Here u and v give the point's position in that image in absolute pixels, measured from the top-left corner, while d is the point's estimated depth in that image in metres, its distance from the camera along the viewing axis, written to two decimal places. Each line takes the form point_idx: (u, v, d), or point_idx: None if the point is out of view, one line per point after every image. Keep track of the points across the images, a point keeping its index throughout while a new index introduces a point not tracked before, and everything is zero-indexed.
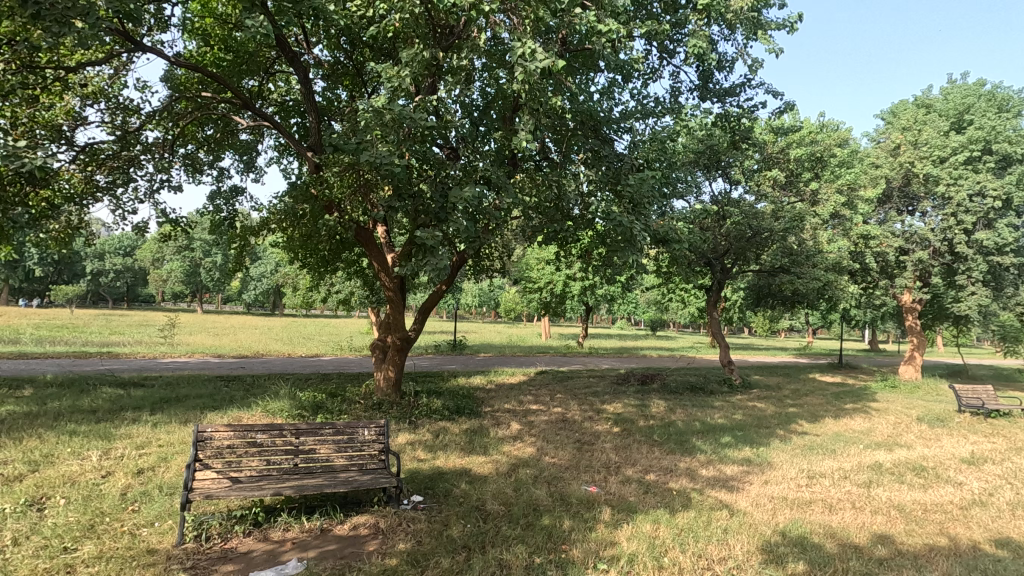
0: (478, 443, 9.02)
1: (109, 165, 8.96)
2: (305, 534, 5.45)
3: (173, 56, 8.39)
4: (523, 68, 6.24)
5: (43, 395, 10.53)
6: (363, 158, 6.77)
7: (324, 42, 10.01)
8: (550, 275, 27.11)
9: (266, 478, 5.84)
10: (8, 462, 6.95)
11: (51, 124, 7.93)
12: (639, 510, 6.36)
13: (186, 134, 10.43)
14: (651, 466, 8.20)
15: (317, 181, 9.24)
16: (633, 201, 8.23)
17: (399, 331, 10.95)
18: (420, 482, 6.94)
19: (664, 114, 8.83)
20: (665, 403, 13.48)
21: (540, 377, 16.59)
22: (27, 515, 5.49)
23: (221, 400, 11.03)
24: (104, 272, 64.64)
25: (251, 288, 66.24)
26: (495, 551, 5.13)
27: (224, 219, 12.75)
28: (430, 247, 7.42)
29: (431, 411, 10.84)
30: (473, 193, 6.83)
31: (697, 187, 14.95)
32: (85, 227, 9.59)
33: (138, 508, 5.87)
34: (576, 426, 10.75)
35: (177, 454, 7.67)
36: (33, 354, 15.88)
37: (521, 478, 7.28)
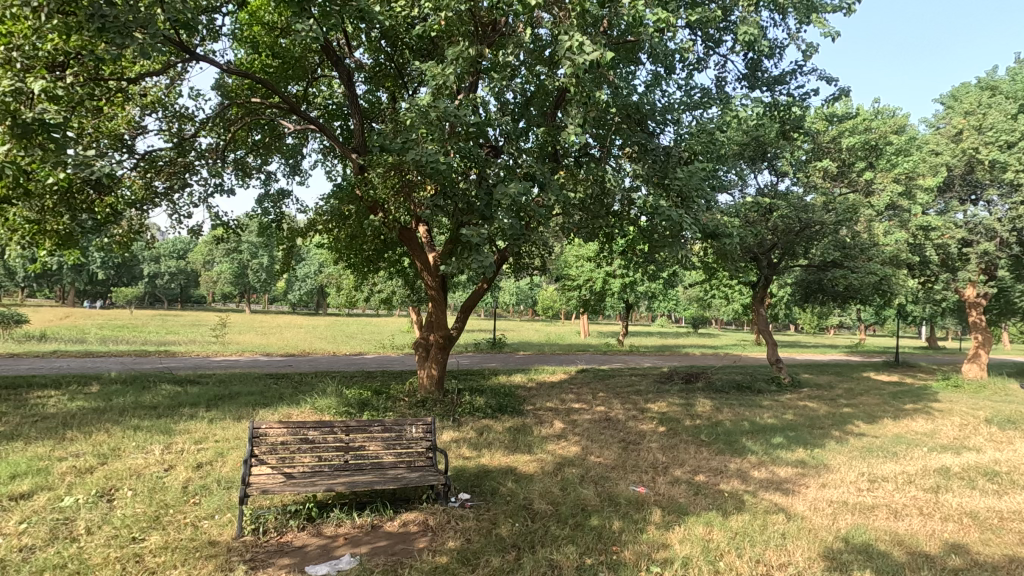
0: (522, 441, 8.99)
1: (166, 171, 9.37)
2: (356, 529, 5.54)
3: (224, 64, 8.62)
4: (571, 61, 6.17)
5: (108, 391, 11.11)
6: (410, 158, 6.83)
7: (364, 45, 10.16)
8: (589, 272, 26.84)
9: (318, 474, 5.95)
10: (79, 455, 7.34)
11: (114, 133, 8.25)
12: (691, 512, 6.19)
13: (237, 139, 10.77)
14: (700, 467, 8.01)
15: (361, 182, 9.37)
16: (680, 194, 8.06)
17: (441, 329, 11.04)
18: (466, 480, 6.96)
19: (712, 105, 8.58)
20: (711, 402, 13.10)
21: (581, 375, 16.45)
22: (98, 505, 5.78)
23: (271, 398, 11.35)
24: (160, 274, 67.83)
25: (297, 288, 68.20)
26: (546, 551, 5.08)
27: (271, 222, 13.11)
28: (476, 246, 7.45)
29: (474, 409, 10.88)
30: (518, 190, 6.81)
31: (743, 179, 14.50)
32: (145, 232, 9.98)
33: (198, 500, 6.10)
34: (621, 425, 10.57)
35: (233, 449, 7.93)
36: (98, 353, 16.80)
37: (568, 477, 7.20)
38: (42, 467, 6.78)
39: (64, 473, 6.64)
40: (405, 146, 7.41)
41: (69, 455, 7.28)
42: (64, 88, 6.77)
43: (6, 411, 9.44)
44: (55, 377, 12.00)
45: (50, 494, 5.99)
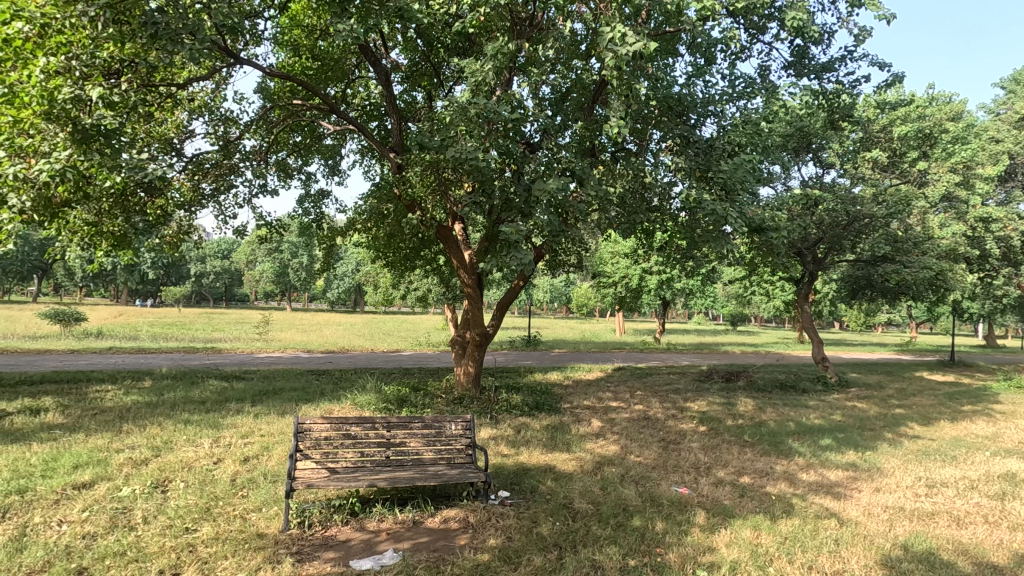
0: (560, 439, 8.92)
1: (213, 173, 9.68)
2: (398, 525, 5.59)
3: (267, 67, 8.82)
4: (613, 53, 6.07)
5: (160, 386, 11.58)
6: (450, 154, 6.84)
7: (401, 45, 10.26)
8: (625, 269, 26.56)
9: (361, 469, 6.03)
10: (135, 447, 7.66)
11: (164, 137, 8.54)
12: (737, 515, 6.01)
13: (279, 141, 11.02)
14: (744, 468, 7.78)
15: (399, 181, 9.44)
16: (724, 187, 7.86)
17: (477, 327, 11.05)
18: (506, 478, 6.96)
19: (757, 95, 8.30)
20: (754, 402, 12.72)
21: (617, 373, 16.23)
22: (154, 496, 6.01)
23: (312, 393, 11.61)
24: (206, 274, 70.43)
25: (335, 287, 69.82)
26: (588, 551, 5.01)
27: (311, 222, 13.39)
28: (515, 242, 7.41)
29: (511, 406, 10.86)
30: (558, 185, 6.73)
31: (787, 171, 14.02)
32: (193, 232, 10.29)
33: (246, 493, 6.26)
34: (659, 425, 10.37)
35: (278, 444, 8.13)
36: (151, 349, 17.55)
37: (608, 477, 7.10)
38: (102, 458, 7.09)
39: (122, 465, 6.92)
40: (444, 143, 7.41)
41: (126, 447, 7.60)
42: (120, 93, 7.02)
43: (68, 404, 9.95)
44: (112, 372, 12.59)
45: (109, 484, 6.26)
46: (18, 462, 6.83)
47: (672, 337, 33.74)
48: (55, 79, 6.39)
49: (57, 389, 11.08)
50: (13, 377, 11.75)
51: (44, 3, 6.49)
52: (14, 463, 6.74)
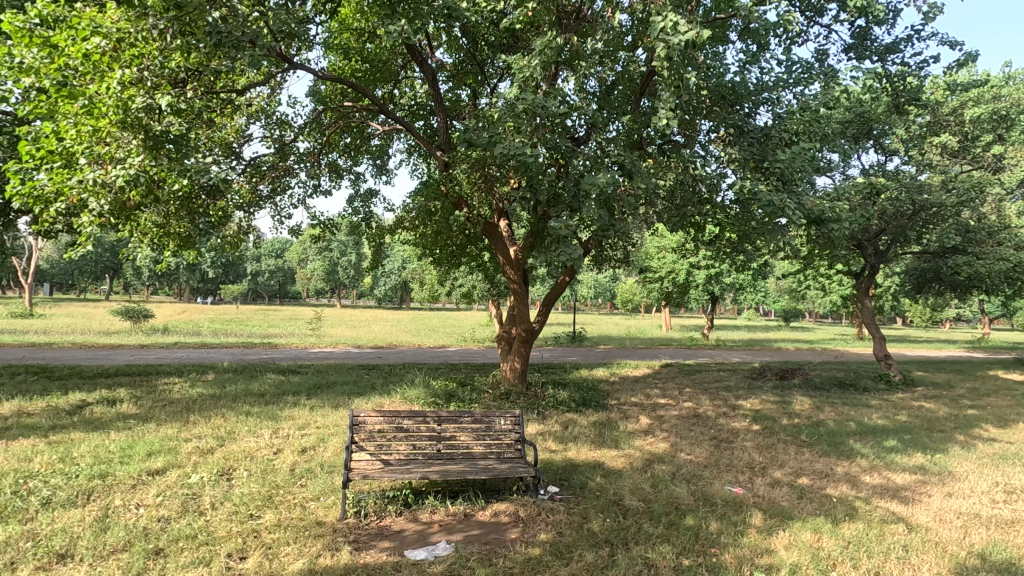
0: (608, 436, 8.84)
1: (270, 176, 10.18)
2: (450, 517, 5.69)
3: (319, 71, 9.07)
4: (666, 43, 5.95)
5: (222, 379, 12.19)
6: (498, 150, 6.86)
7: (445, 45, 10.39)
8: (671, 264, 26.03)
9: (413, 461, 6.18)
10: (202, 437, 8.09)
11: (224, 141, 8.92)
12: (796, 517, 5.80)
13: (330, 143, 11.33)
14: (802, 469, 7.50)
15: (446, 179, 9.53)
16: (781, 177, 7.61)
17: (523, 322, 11.06)
18: (555, 473, 6.96)
19: (815, 80, 7.98)
20: (811, 400, 12.25)
21: (665, 370, 15.94)
22: (220, 483, 6.34)
23: (364, 387, 11.94)
24: (262, 273, 73.57)
25: (382, 284, 71.58)
26: (640, 549, 4.95)
27: (360, 221, 13.71)
28: (563, 237, 7.43)
29: (558, 402, 10.84)
30: (607, 179, 6.64)
31: (846, 160, 13.36)
32: (251, 232, 10.77)
33: (305, 483, 6.51)
34: (711, 423, 10.13)
35: (333, 435, 8.41)
36: (213, 344, 18.50)
37: (658, 474, 7.00)
38: (172, 446, 7.53)
39: (190, 453, 7.33)
40: (491, 140, 7.43)
41: (193, 437, 8.03)
42: (185, 101, 7.49)
43: (140, 395, 10.61)
44: (178, 366, 13.34)
45: (179, 471, 6.64)
46: (99, 449, 7.34)
47: (727, 338, 29.53)
48: (128, 90, 6.82)
49: (130, 381, 11.86)
50: (91, 369, 12.64)
51: (119, 19, 6.88)
52: (96, 450, 7.25)
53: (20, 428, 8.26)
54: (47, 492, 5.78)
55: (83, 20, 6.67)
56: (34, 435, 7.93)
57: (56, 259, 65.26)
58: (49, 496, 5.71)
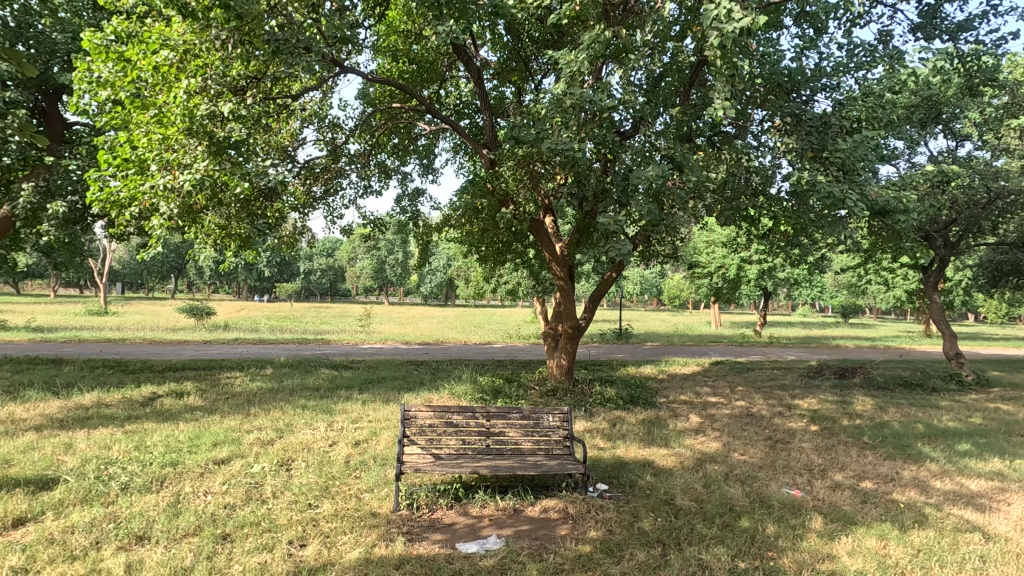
0: (657, 434, 8.70)
1: (323, 177, 10.51)
2: (500, 512, 5.75)
3: (368, 74, 9.28)
4: (719, 32, 5.79)
5: (280, 373, 12.72)
6: (546, 146, 6.81)
7: (491, 43, 10.43)
8: (721, 258, 25.32)
9: (463, 456, 6.27)
10: (262, 428, 8.48)
11: (280, 144, 9.25)
12: (860, 522, 5.55)
13: (380, 143, 11.58)
14: (865, 472, 7.16)
15: (492, 177, 9.58)
16: (842, 167, 7.28)
17: (569, 319, 11.00)
18: (604, 470, 6.92)
19: (878, 64, 7.58)
20: (873, 400, 11.66)
21: (716, 368, 15.51)
22: (280, 473, 6.63)
23: (413, 383, 12.20)
24: (314, 271, 76.23)
25: (428, 281, 72.88)
26: (694, 549, 4.86)
27: (408, 220, 13.97)
28: (611, 232, 7.33)
29: (605, 400, 10.75)
30: (658, 172, 6.53)
31: (913, 146, 12.65)
32: (305, 233, 11.15)
33: (359, 474, 6.72)
34: (765, 422, 9.80)
35: (384, 429, 8.63)
36: (270, 340, 19.32)
37: (711, 474, 6.84)
38: (235, 437, 7.92)
39: (252, 444, 7.69)
40: (539, 137, 7.39)
41: (255, 428, 8.43)
42: (245, 108, 7.83)
43: (205, 388, 11.21)
44: (239, 361, 14.00)
45: (243, 461, 6.98)
46: (170, 438, 7.81)
47: (785, 338, 26.32)
48: (195, 98, 7.26)
49: (196, 374, 12.55)
50: (160, 363, 13.44)
51: (185, 32, 7.26)
52: (167, 439, 7.72)
53: (100, 417, 8.88)
54: (125, 478, 6.19)
55: (153, 34, 7.05)
56: (113, 424, 8.51)
57: (127, 261, 69.55)
58: (127, 482, 6.12)
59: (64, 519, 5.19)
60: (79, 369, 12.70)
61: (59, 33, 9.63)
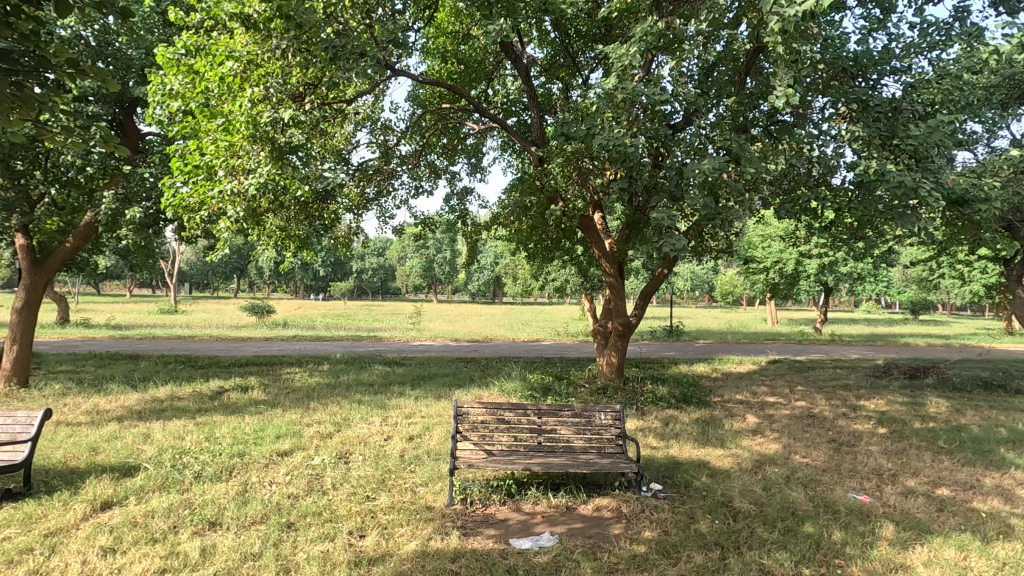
0: (713, 434, 8.46)
1: (375, 179, 10.75)
2: (552, 509, 5.75)
3: (419, 75, 9.43)
4: (781, 16, 5.55)
5: (336, 369, 13.19)
6: (597, 141, 6.75)
7: (538, 39, 10.40)
8: (778, 253, 24.32)
9: (515, 453, 6.30)
10: (321, 422, 8.81)
11: (335, 148, 9.54)
12: (936, 531, 5.22)
13: (429, 144, 11.76)
14: (941, 478, 6.72)
15: (541, 174, 9.54)
16: (915, 154, 6.88)
17: (619, 317, 10.85)
18: (657, 470, 6.80)
19: (954, 43, 7.10)
20: (948, 402, 10.93)
21: (773, 367, 14.95)
22: (339, 465, 6.87)
23: (463, 379, 12.36)
24: (366, 270, 78.46)
25: (476, 278, 73.67)
26: (754, 554, 4.71)
27: (456, 219, 14.13)
28: (664, 227, 7.20)
29: (657, 398, 10.55)
30: (714, 165, 6.34)
31: (993, 129, 11.74)
32: (359, 233, 11.45)
33: (414, 468, 6.87)
34: (828, 424, 9.36)
35: (436, 425, 8.79)
36: (326, 337, 20.03)
37: (771, 476, 6.60)
38: (296, 430, 8.25)
39: (312, 437, 8.00)
40: (589, 133, 7.32)
41: (314, 422, 8.77)
42: (304, 114, 8.13)
43: (268, 383, 11.76)
44: (298, 357, 14.59)
45: (304, 453, 7.27)
46: (237, 430, 8.23)
47: (849, 338, 23.83)
48: (258, 106, 7.60)
49: (259, 370, 13.17)
50: (226, 359, 14.18)
51: (248, 43, 7.59)
52: (234, 431, 8.14)
53: (173, 409, 9.47)
54: (198, 467, 6.58)
55: (219, 46, 7.48)
56: (185, 416, 9.05)
57: (194, 262, 73.75)
58: (200, 471, 6.49)
59: (144, 505, 5.55)
60: (154, 364, 13.55)
61: (134, 50, 10.27)
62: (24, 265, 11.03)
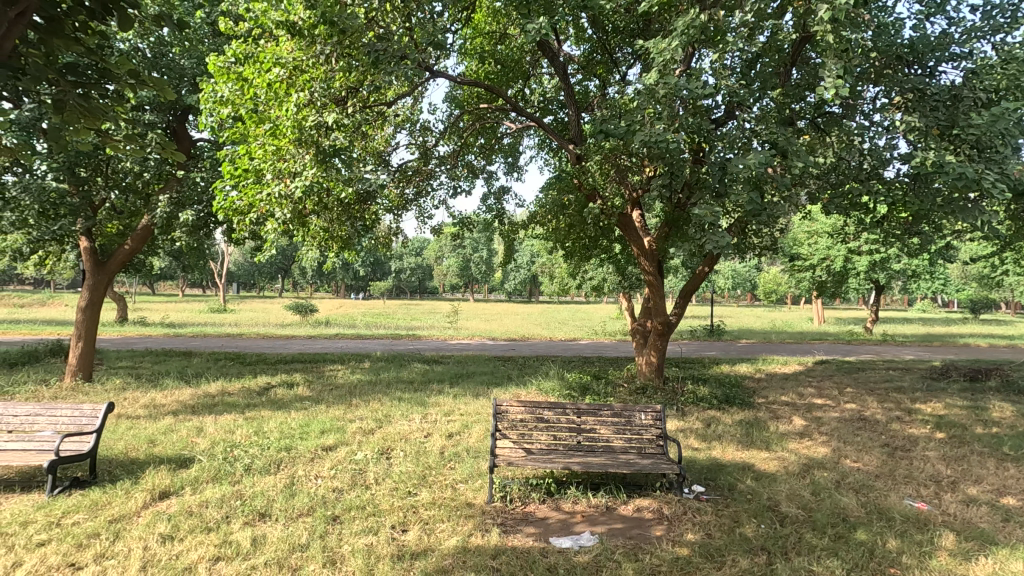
0: (757, 436, 8.24)
1: (414, 180, 10.90)
2: (592, 509, 5.72)
3: (457, 76, 9.50)
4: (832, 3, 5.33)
5: (377, 367, 13.46)
6: (638, 138, 6.66)
7: (575, 36, 10.32)
8: (825, 250, 23.44)
9: (554, 452, 6.29)
10: (363, 418, 9.01)
11: (376, 150, 9.72)
12: (1001, 542, 4.94)
13: (467, 144, 11.85)
14: (1006, 487, 6.35)
15: (579, 172, 9.47)
16: (977, 144, 6.52)
17: (659, 315, 10.68)
18: (700, 472, 6.66)
19: (1021, 25, 6.69)
20: (1014, 407, 10.31)
21: (820, 368, 14.43)
22: (381, 461, 7.01)
23: (501, 378, 12.42)
24: (404, 270, 79.74)
25: (512, 277, 73.86)
26: (803, 560, 4.57)
27: (494, 218, 14.19)
28: (706, 223, 7.06)
29: (698, 398, 10.35)
30: (760, 160, 6.16)
31: None
32: (398, 233, 11.64)
33: (454, 465, 6.95)
34: (880, 428, 8.97)
35: (475, 423, 8.86)
36: (367, 336, 20.47)
37: (819, 481, 6.38)
38: (340, 426, 8.47)
39: (355, 432, 8.20)
40: (629, 129, 7.23)
41: (356, 418, 8.98)
42: (347, 117, 8.33)
43: (312, 379, 12.12)
44: (340, 355, 14.97)
45: (347, 448, 7.45)
46: (284, 425, 8.52)
47: (903, 338, 22.74)
48: (304, 111, 7.83)
49: (303, 367, 13.58)
50: (273, 356, 14.68)
51: (294, 49, 7.82)
52: (281, 426, 8.42)
53: (224, 404, 9.87)
54: (248, 460, 6.84)
55: (267, 54, 7.71)
56: (235, 411, 9.41)
57: (242, 263, 76.60)
58: (249, 464, 6.75)
59: (199, 495, 5.80)
60: (205, 360, 14.14)
61: (187, 60, 10.73)
62: (88, 266, 11.70)
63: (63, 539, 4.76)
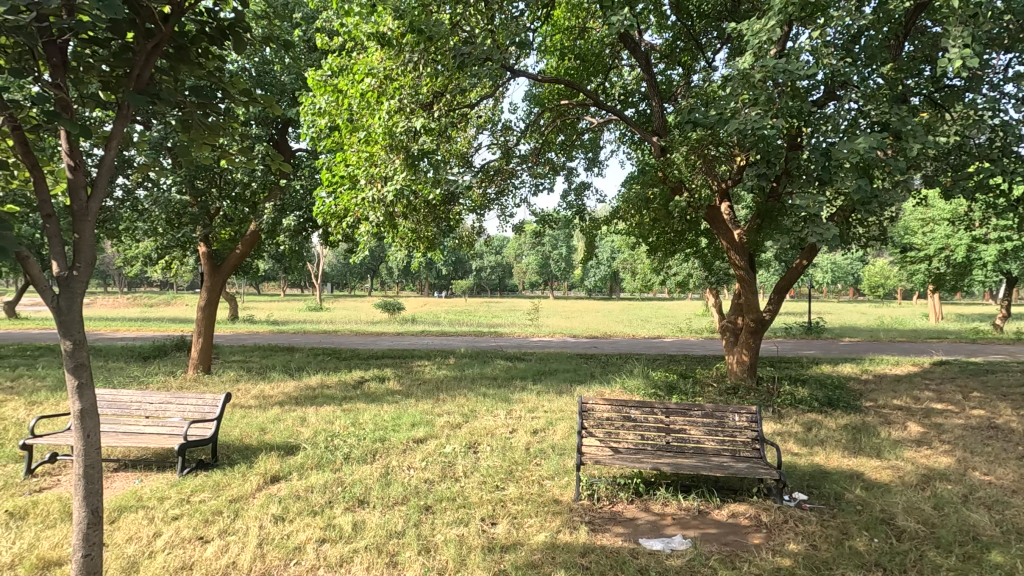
0: (866, 443, 7.59)
1: (496, 179, 11.04)
2: (684, 512, 5.53)
3: (538, 74, 9.50)
4: None
5: (461, 363, 13.82)
6: (731, 126, 6.33)
7: (657, 24, 10.00)
8: (943, 238, 21.14)
9: (642, 451, 6.15)
10: (451, 412, 9.29)
11: (460, 152, 9.93)
12: None
13: (547, 141, 11.85)
14: None
15: (664, 165, 9.17)
16: None
17: (752, 312, 10.11)
18: (801, 479, 6.25)
19: None
20: None
21: (940, 369, 13.05)
22: (469, 455, 7.20)
23: (583, 375, 12.33)
24: (485, 268, 81.21)
25: (592, 274, 73.09)
26: None
27: (574, 214, 14.08)
28: (808, 214, 6.59)
29: (797, 401, 9.70)
30: (871, 143, 5.67)
31: None
32: (480, 232, 11.86)
33: (540, 461, 6.99)
34: (1017, 437, 7.96)
35: (559, 420, 8.87)
36: (451, 333, 21.06)
37: (942, 494, 5.77)
38: (429, 419, 8.79)
39: (443, 426, 8.46)
40: (720, 118, 6.89)
41: (444, 412, 9.27)
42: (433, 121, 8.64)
43: (401, 374, 12.67)
44: (427, 351, 15.52)
45: (436, 441, 7.71)
46: (377, 417, 8.97)
47: None
48: (394, 118, 8.23)
49: (393, 362, 14.22)
50: (365, 352, 15.49)
51: (384, 59, 8.21)
52: (375, 418, 8.88)
53: (324, 397, 10.55)
54: (346, 449, 7.27)
55: (360, 65, 8.18)
56: (333, 403, 10.03)
57: (335, 264, 81.48)
58: (348, 453, 7.17)
59: (305, 480, 6.25)
60: (306, 355, 15.19)
61: (287, 76, 11.55)
62: (206, 269, 12.93)
63: (193, 515, 5.31)
